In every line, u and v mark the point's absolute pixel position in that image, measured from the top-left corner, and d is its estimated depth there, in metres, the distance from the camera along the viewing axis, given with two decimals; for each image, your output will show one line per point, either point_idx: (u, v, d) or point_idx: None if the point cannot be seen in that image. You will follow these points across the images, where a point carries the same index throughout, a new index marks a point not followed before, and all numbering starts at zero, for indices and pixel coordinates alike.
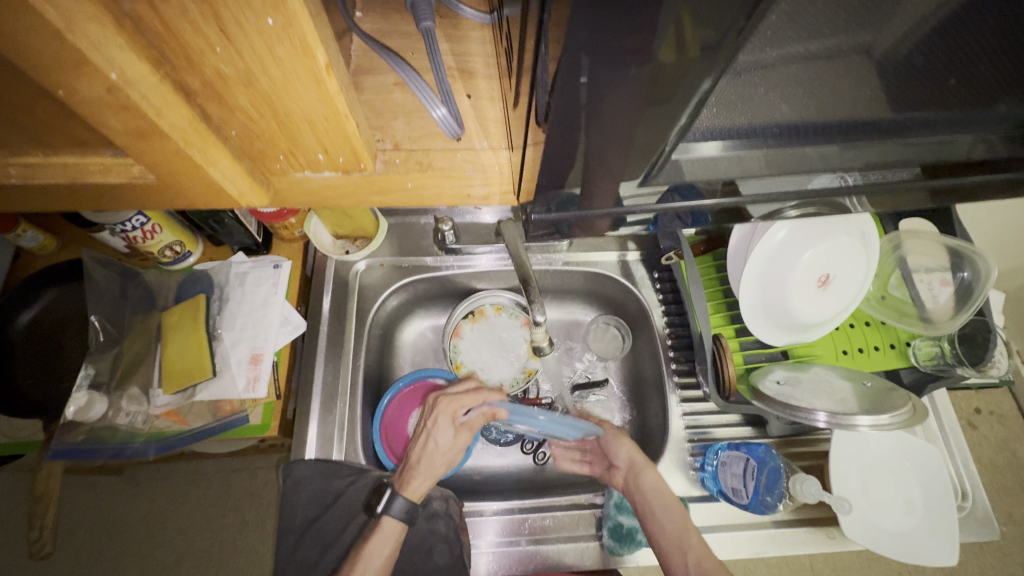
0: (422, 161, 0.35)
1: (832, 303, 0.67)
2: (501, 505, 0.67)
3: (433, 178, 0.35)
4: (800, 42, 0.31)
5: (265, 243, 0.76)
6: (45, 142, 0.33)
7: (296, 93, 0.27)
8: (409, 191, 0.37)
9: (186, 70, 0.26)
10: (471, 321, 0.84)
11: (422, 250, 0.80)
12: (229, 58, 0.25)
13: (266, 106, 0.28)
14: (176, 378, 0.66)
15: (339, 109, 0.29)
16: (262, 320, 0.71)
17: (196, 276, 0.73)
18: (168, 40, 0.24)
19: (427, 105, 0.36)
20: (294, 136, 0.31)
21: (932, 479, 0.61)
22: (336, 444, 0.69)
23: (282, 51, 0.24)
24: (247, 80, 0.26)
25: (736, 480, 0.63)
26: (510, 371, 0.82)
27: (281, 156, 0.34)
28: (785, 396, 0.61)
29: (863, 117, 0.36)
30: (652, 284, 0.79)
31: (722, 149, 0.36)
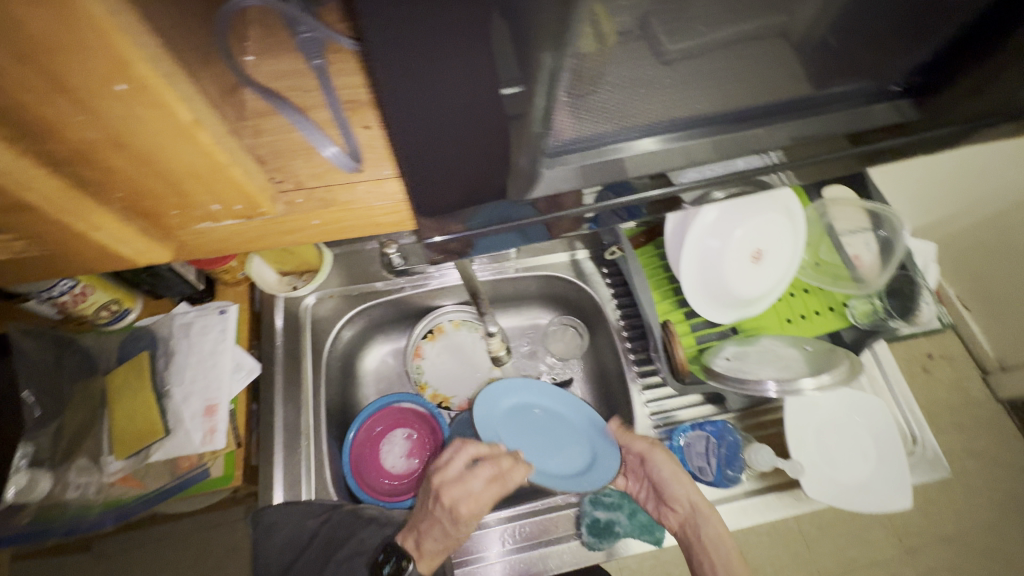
0: (326, 198, 0.35)
1: (770, 275, 0.70)
2: (500, 514, 0.67)
3: (340, 215, 0.35)
4: (718, 31, 0.32)
5: (207, 289, 0.75)
6: None
7: (175, 151, 0.27)
8: (315, 228, 0.35)
9: (49, 144, 0.25)
10: (431, 339, 0.84)
11: (372, 275, 0.80)
12: (93, 123, 0.24)
13: (146, 166, 0.27)
14: (127, 442, 0.64)
15: (220, 159, 0.28)
16: (212, 369, 0.69)
17: (138, 333, 0.71)
18: (28, 113, 0.23)
19: (318, 145, 0.35)
20: (185, 194, 0.30)
21: (881, 430, 0.65)
22: (304, 484, 0.68)
23: (147, 112, 0.24)
24: (118, 141, 0.25)
25: (700, 459, 0.67)
26: (475, 383, 0.82)
27: (172, 212, 0.32)
28: (734, 370, 0.64)
29: (786, 98, 0.37)
30: (603, 279, 0.81)
31: (662, 144, 0.37)
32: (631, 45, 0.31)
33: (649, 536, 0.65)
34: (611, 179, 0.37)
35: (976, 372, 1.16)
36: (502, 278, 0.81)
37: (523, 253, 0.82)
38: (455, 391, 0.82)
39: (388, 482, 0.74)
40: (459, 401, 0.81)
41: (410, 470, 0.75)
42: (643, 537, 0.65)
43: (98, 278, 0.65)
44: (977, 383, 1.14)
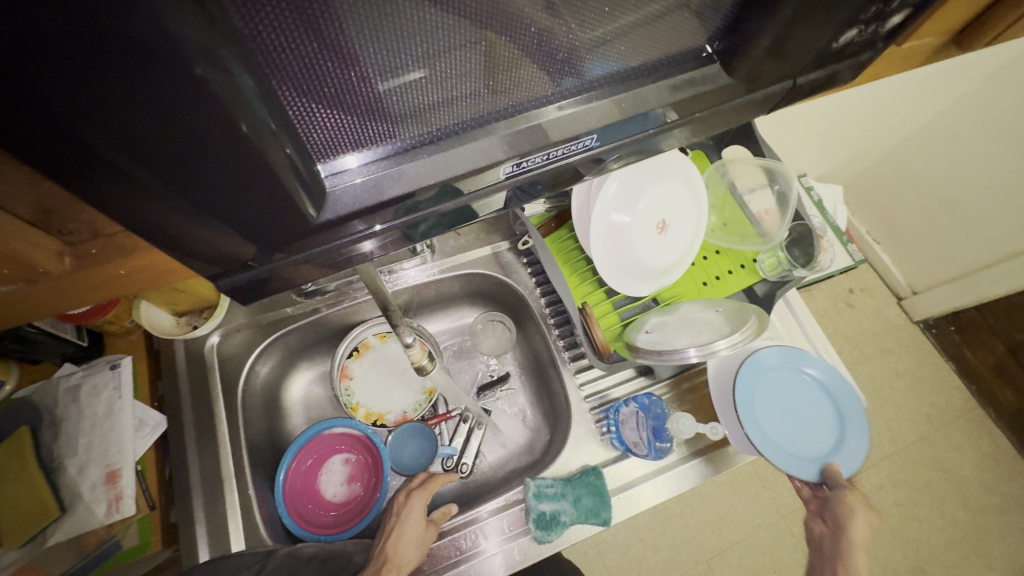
0: (124, 243, 0.31)
1: (678, 244, 0.71)
2: (492, 505, 0.67)
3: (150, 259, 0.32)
4: (614, 21, 0.31)
5: (93, 345, 0.67)
6: None
7: None
8: (131, 276, 0.32)
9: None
10: (357, 357, 0.80)
11: (281, 300, 0.75)
12: None
13: None
14: (13, 529, 0.57)
15: None
16: (110, 433, 0.63)
17: (16, 407, 0.63)
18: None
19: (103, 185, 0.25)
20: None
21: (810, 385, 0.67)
22: (232, 535, 0.63)
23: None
24: None
25: (634, 433, 0.68)
26: (411, 394, 0.80)
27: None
28: (653, 344, 0.65)
29: (681, 50, 0.35)
30: (523, 268, 0.79)
31: (574, 106, 0.34)
32: (449, 27, 0.27)
33: (595, 518, 0.63)
34: (524, 151, 0.33)
35: (893, 299, 1.26)
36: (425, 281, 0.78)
37: (440, 254, 0.79)
38: (390, 406, 0.79)
39: (330, 512, 0.71)
40: (394, 416, 0.78)
41: (353, 495, 0.72)
42: (590, 520, 0.63)
43: None
44: (895, 310, 1.24)
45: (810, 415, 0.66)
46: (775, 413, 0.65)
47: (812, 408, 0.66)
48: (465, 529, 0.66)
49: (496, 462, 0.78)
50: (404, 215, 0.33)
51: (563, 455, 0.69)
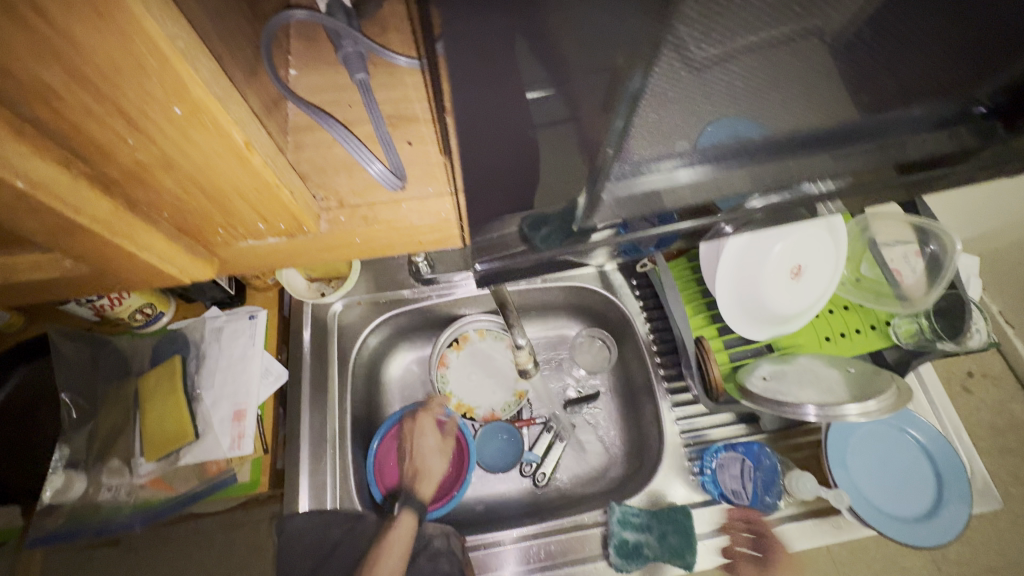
0: (371, 215, 0.31)
1: (809, 292, 0.67)
2: (517, 534, 0.66)
3: (385, 232, 0.32)
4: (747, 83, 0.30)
5: (238, 294, 0.75)
6: None
7: (218, 171, 0.23)
8: (361, 247, 0.33)
9: (64, 130, 0.21)
10: (456, 348, 0.83)
11: (399, 282, 0.79)
12: (143, 148, 0.22)
13: (191, 188, 0.25)
14: (158, 444, 0.65)
15: (269, 180, 0.25)
16: (241, 374, 0.69)
17: (171, 336, 0.72)
18: (73, 135, 0.21)
19: (363, 161, 0.31)
20: (228, 210, 0.27)
21: (914, 451, 0.62)
22: (329, 492, 0.68)
23: (198, 136, 0.21)
24: (165, 165, 0.23)
25: (736, 481, 0.64)
26: (501, 393, 0.81)
27: (219, 231, 0.29)
28: (772, 393, 0.60)
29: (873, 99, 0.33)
30: (632, 292, 0.79)
31: (695, 174, 0.32)
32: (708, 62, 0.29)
33: (678, 560, 0.61)
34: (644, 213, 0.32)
35: None
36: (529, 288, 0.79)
37: None
38: (480, 401, 0.81)
39: None
40: (484, 412, 0.80)
41: None
42: (674, 561, 0.61)
43: None
44: None
45: (908, 476, 0.61)
46: (866, 466, 0.61)
47: (913, 471, 0.61)
48: (481, 551, 0.66)
49: (579, 478, 0.77)
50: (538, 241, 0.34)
51: (649, 486, 0.68)
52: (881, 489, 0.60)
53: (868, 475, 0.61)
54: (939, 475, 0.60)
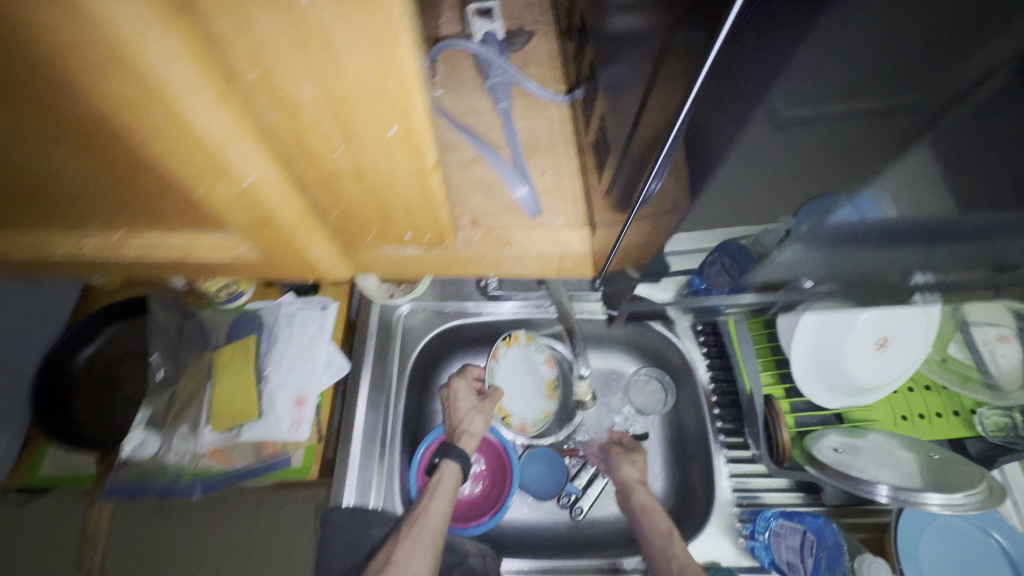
0: (501, 237, 0.50)
1: (892, 367, 0.64)
2: (515, 564, 0.66)
3: (507, 252, 0.50)
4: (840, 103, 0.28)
5: (313, 284, 0.78)
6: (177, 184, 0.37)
7: (387, 163, 0.37)
8: (484, 264, 0.52)
9: (306, 165, 0.36)
10: (507, 343, 0.80)
11: (465, 294, 0.80)
12: (343, 152, 0.35)
13: (357, 180, 0.38)
14: (224, 416, 0.68)
15: (420, 179, 0.39)
16: (307, 361, 0.71)
17: (248, 316, 0.75)
18: (297, 144, 0.34)
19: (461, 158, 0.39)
20: (388, 218, 0.44)
21: (1000, 554, 0.56)
22: (373, 490, 0.68)
23: (394, 155, 0.36)
24: (355, 173, 0.38)
25: (793, 554, 0.59)
26: (532, 400, 0.80)
27: (378, 234, 0.47)
28: (843, 465, 0.57)
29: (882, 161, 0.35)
30: (696, 336, 0.77)
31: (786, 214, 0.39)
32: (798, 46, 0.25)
33: None
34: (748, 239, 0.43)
35: None
36: (589, 319, 0.79)
37: None
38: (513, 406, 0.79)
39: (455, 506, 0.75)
40: (516, 422, 0.78)
41: (472, 496, 0.76)
42: None
43: None
44: None
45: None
46: (941, 564, 0.57)
47: None
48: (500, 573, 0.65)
49: (618, 519, 0.75)
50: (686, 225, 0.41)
51: (694, 543, 0.66)
52: None
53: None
54: None
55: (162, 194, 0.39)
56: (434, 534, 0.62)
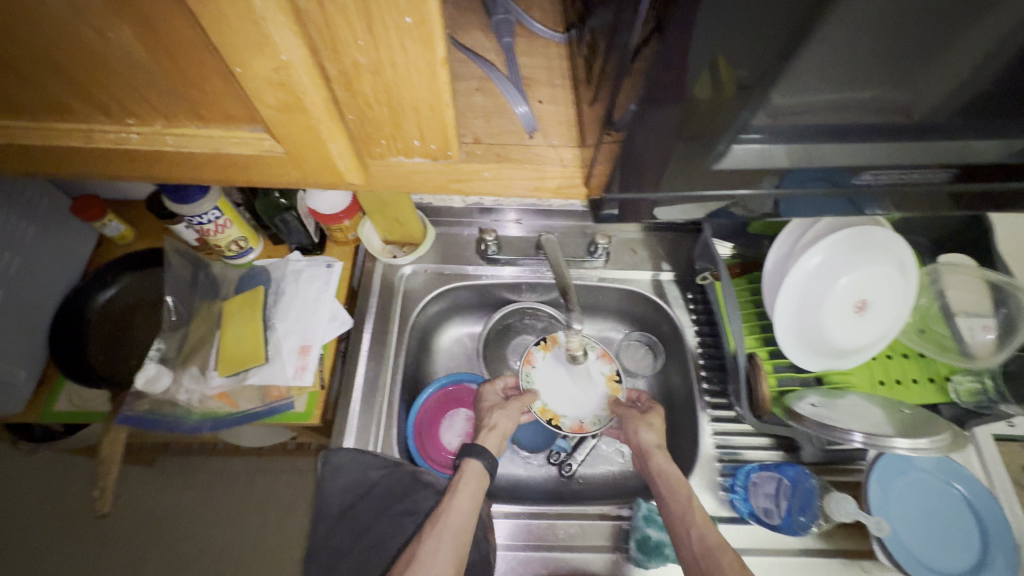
0: (501, 154, 0.36)
1: (872, 330, 0.67)
2: (507, 509, 0.68)
3: (509, 169, 0.35)
4: (828, 91, 0.31)
5: (319, 243, 0.81)
6: (199, 115, 0.32)
7: (411, 82, 0.26)
8: (484, 182, 0.35)
9: (328, 57, 0.24)
10: (543, 348, 0.77)
11: (465, 259, 0.84)
12: (368, 55, 0.24)
13: (381, 95, 0.27)
14: (231, 361, 0.71)
15: (444, 98, 0.27)
16: (312, 314, 0.75)
17: (255, 271, 0.78)
18: (323, 31, 0.23)
19: (510, 102, 0.40)
20: (397, 120, 0.29)
21: (960, 505, 0.60)
22: (372, 436, 0.71)
23: (412, 46, 0.24)
24: (374, 69, 0.25)
25: (768, 501, 0.64)
26: (589, 402, 0.74)
27: (381, 141, 0.31)
28: (820, 417, 0.60)
29: (897, 128, 0.35)
30: (686, 305, 0.80)
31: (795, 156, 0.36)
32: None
33: None
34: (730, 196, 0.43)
35: None
36: (585, 285, 0.82)
37: (610, 264, 0.82)
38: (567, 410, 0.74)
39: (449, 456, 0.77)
40: (571, 422, 0.73)
41: None
42: None
43: (237, 215, 0.73)
44: None
45: (948, 533, 0.58)
46: (906, 512, 0.60)
47: (959, 530, 0.59)
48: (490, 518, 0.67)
49: (605, 476, 0.78)
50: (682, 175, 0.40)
51: None
52: (920, 539, 0.58)
53: (907, 524, 0.59)
54: (984, 533, 0.58)
55: (170, 99, 0.30)
56: (460, 533, 0.57)
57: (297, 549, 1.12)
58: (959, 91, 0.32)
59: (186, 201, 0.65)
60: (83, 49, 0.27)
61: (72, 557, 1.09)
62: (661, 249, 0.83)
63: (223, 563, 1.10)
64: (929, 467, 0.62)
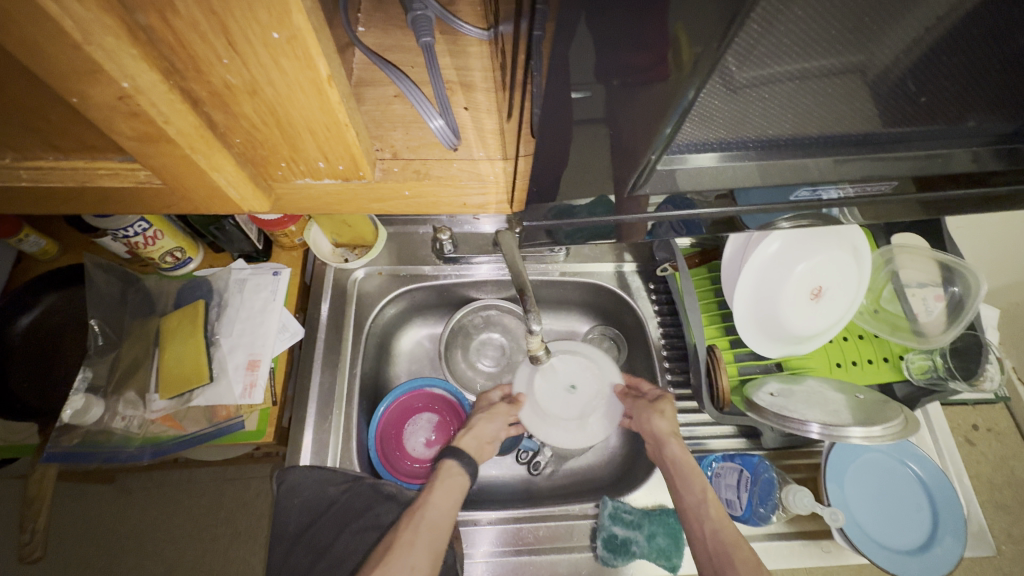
0: (420, 170, 0.33)
1: (827, 314, 0.67)
2: (496, 515, 0.67)
3: (431, 187, 0.33)
4: (790, 61, 0.29)
5: (264, 250, 0.76)
6: (58, 145, 0.28)
7: (299, 102, 0.24)
8: (406, 201, 0.34)
9: (192, 79, 0.22)
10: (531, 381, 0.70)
11: (421, 259, 0.80)
12: (237, 69, 0.22)
13: (269, 117, 0.25)
14: (173, 383, 0.66)
15: (341, 118, 0.25)
16: (260, 327, 0.71)
17: (196, 282, 0.73)
18: (176, 49, 0.21)
19: (424, 116, 0.35)
20: (293, 142, 0.27)
21: (912, 483, 0.62)
22: (330, 450, 0.69)
23: (288, 64, 0.21)
24: (251, 90, 0.23)
25: (731, 491, 0.64)
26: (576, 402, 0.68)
27: (281, 165, 0.29)
28: (777, 407, 0.59)
29: (836, 127, 0.34)
30: (648, 295, 0.79)
31: (720, 161, 0.34)
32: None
33: (664, 560, 0.62)
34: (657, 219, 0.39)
35: None
36: (546, 280, 0.80)
37: (571, 258, 0.80)
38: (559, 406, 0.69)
39: (414, 465, 0.75)
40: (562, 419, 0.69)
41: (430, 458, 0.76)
42: (658, 561, 0.62)
43: (168, 224, 0.67)
44: None
45: (903, 510, 0.60)
46: (863, 494, 0.61)
47: (912, 508, 0.61)
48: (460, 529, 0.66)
49: (573, 473, 0.77)
50: (629, 203, 0.36)
51: (643, 488, 0.69)
52: (877, 521, 0.60)
53: (865, 506, 0.60)
54: (934, 510, 0.60)
55: (17, 129, 0.27)
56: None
57: (262, 558, 1.10)
58: (913, 67, 0.30)
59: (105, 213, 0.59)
60: None
61: None
62: None
63: None
64: (885, 448, 0.64)
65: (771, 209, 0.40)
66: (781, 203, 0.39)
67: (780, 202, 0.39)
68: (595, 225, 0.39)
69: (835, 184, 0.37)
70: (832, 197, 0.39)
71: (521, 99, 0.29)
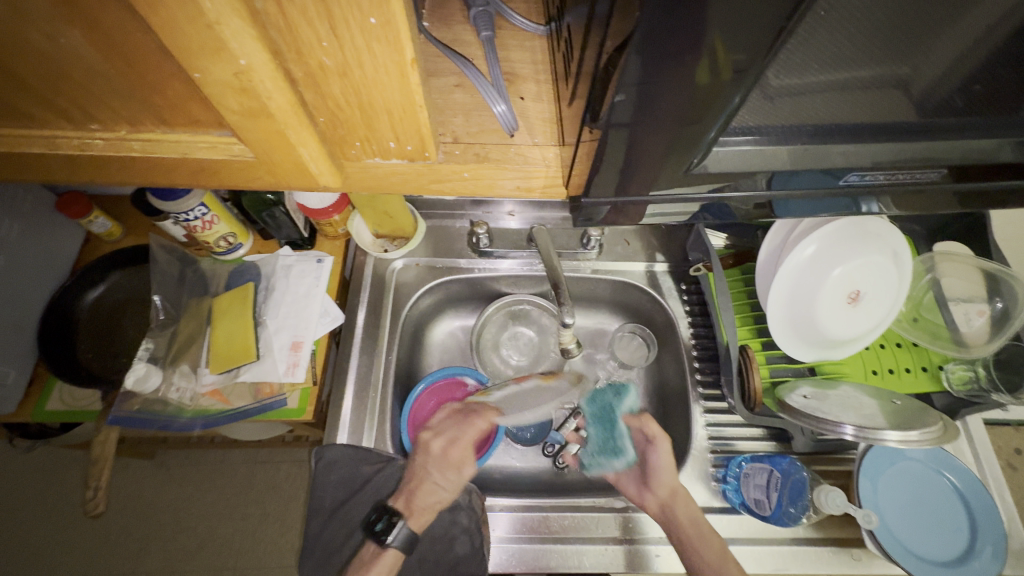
0: (479, 153, 0.36)
1: (864, 319, 0.67)
2: (517, 502, 0.68)
3: (489, 169, 0.35)
4: (842, 57, 0.30)
5: (310, 238, 0.80)
6: (165, 120, 0.32)
7: (382, 84, 0.26)
8: (465, 182, 0.36)
9: (292, 60, 0.25)
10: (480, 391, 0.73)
11: (457, 252, 0.83)
12: (333, 52, 0.24)
13: (354, 98, 0.27)
14: (223, 359, 0.70)
15: (416, 99, 0.28)
16: (303, 310, 0.74)
17: (245, 267, 0.77)
18: (284, 33, 0.23)
19: (488, 102, 0.38)
20: (370, 120, 0.29)
21: (948, 494, 0.61)
22: (365, 431, 0.72)
23: (379, 47, 0.24)
24: (342, 71, 0.25)
25: (760, 491, 0.63)
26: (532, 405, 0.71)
27: (356, 143, 0.32)
28: (811, 409, 0.59)
29: (886, 118, 0.34)
30: (679, 296, 0.80)
31: (762, 147, 0.34)
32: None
33: None
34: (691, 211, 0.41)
35: None
36: (577, 277, 0.81)
37: (604, 256, 0.82)
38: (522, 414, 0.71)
39: None
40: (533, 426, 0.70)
41: None
42: None
43: (225, 211, 0.71)
44: None
45: (939, 521, 0.59)
46: (897, 501, 0.60)
47: (948, 519, 0.59)
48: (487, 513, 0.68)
49: None
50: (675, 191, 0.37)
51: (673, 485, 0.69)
52: (911, 530, 0.59)
53: (898, 513, 0.60)
54: (971, 523, 0.59)
55: (134, 105, 0.31)
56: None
57: (289, 540, 1.14)
58: (959, 64, 0.31)
59: (170, 197, 0.63)
60: (40, 57, 0.27)
61: (74, 550, 1.10)
62: (655, 240, 0.82)
63: (221, 556, 1.11)
64: (921, 456, 0.63)
65: (811, 196, 0.40)
66: (822, 190, 0.39)
67: (819, 188, 0.39)
68: (638, 214, 0.40)
69: (862, 171, 0.37)
70: (869, 183, 0.39)
71: (580, 87, 0.31)
